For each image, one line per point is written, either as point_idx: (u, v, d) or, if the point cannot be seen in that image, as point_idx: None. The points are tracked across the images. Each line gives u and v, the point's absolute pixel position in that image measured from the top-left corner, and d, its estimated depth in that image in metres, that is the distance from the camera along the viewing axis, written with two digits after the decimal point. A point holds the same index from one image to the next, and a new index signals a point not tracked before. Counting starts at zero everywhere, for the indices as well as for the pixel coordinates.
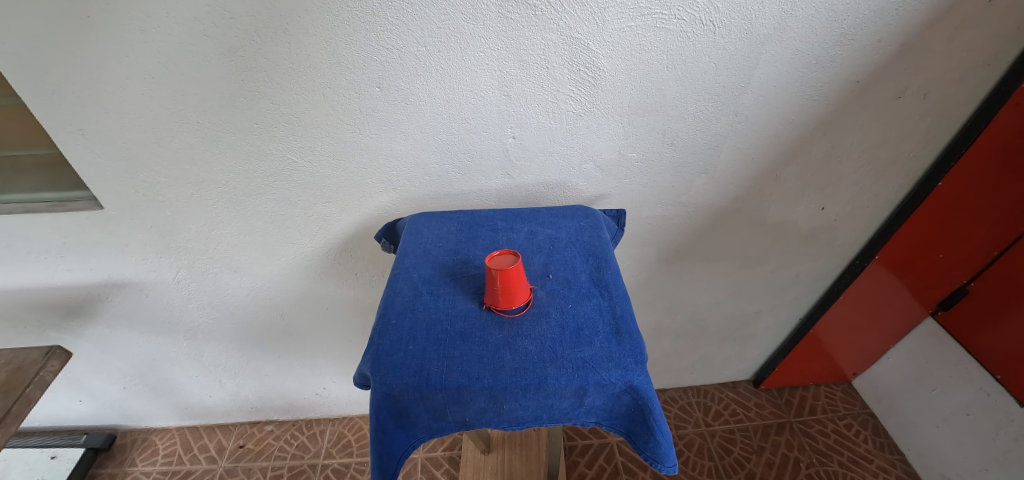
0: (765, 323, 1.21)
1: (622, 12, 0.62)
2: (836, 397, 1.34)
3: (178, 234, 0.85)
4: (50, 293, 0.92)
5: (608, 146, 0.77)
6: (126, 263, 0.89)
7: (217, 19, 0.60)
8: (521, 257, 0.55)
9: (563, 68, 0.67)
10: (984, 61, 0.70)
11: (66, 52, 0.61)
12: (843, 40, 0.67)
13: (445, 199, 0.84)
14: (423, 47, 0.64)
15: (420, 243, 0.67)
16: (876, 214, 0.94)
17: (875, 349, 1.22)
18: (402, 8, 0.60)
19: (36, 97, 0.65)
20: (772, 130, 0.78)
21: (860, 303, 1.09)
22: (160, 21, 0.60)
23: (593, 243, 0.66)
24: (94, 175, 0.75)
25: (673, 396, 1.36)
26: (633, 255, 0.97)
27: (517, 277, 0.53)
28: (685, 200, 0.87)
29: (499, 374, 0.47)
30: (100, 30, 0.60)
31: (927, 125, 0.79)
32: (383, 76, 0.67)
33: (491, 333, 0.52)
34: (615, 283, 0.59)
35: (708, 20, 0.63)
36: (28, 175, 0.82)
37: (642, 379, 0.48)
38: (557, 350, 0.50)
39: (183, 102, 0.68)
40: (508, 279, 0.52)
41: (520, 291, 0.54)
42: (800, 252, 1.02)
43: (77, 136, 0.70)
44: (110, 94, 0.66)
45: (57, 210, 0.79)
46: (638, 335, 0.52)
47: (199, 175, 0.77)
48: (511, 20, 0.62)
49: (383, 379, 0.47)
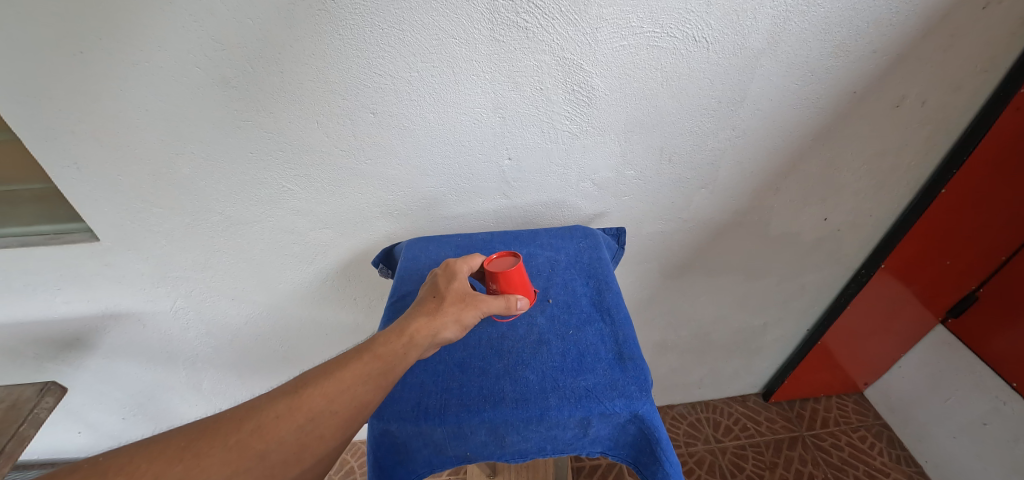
0: (772, 335, 1.18)
1: (614, 31, 0.62)
2: (849, 409, 1.30)
3: (174, 264, 0.84)
4: (46, 326, 0.90)
5: (606, 164, 0.76)
6: (122, 293, 0.88)
7: (212, 52, 0.61)
8: (521, 259, 0.56)
9: (557, 89, 0.67)
10: (981, 67, 0.70)
11: (59, 87, 0.61)
12: (837, 52, 0.67)
13: (443, 221, 0.83)
14: (415, 73, 0.64)
15: (418, 269, 0.65)
16: (880, 222, 0.93)
17: (886, 359, 1.20)
18: (393, 35, 0.60)
19: (31, 132, 0.65)
20: (770, 143, 0.77)
21: (869, 311, 1.07)
22: (153, 55, 0.60)
23: (593, 265, 0.65)
24: (92, 209, 0.74)
25: (682, 412, 1.33)
26: (634, 271, 0.96)
27: (518, 278, 0.54)
28: (686, 215, 0.86)
29: (499, 406, 0.46)
30: (94, 66, 0.60)
31: (925, 133, 0.78)
32: (377, 102, 0.66)
33: (492, 362, 0.51)
34: (617, 306, 0.58)
35: (700, 37, 0.63)
36: (24, 209, 0.82)
37: (647, 408, 0.46)
38: (558, 379, 0.49)
39: (178, 134, 0.68)
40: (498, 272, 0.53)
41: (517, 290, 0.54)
42: (805, 263, 1.00)
43: (72, 170, 0.70)
44: (105, 128, 0.66)
45: (53, 243, 0.79)
46: (642, 361, 0.51)
47: (195, 204, 0.76)
48: (503, 44, 0.62)
49: (379, 415, 0.46)
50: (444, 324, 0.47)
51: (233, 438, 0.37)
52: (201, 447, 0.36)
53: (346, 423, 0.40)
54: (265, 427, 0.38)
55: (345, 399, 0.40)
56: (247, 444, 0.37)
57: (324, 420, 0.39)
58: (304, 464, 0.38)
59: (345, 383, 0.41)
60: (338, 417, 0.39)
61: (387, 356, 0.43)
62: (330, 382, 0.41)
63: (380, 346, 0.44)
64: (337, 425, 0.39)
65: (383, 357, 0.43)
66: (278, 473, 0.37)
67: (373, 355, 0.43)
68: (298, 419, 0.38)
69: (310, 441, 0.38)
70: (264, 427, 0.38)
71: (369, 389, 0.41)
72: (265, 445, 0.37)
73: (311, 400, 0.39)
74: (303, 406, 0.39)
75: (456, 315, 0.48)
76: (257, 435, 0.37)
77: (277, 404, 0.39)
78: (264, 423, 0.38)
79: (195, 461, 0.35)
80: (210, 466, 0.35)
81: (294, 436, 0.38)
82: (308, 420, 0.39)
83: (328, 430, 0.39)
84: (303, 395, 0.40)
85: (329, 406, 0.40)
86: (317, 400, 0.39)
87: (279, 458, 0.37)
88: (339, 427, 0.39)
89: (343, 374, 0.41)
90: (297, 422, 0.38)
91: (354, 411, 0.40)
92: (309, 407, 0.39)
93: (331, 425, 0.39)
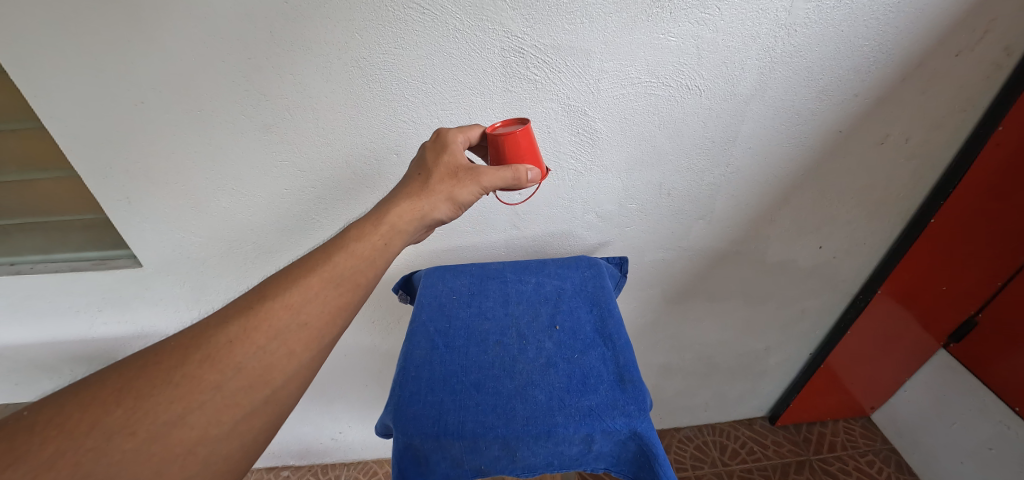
0: (776, 359, 1.21)
1: (614, 82, 0.69)
2: (856, 433, 1.30)
3: (208, 288, 0.91)
4: (85, 344, 0.97)
5: (609, 198, 0.82)
6: (158, 315, 0.94)
7: (255, 102, 0.68)
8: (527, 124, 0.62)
9: (563, 132, 0.73)
10: (959, 107, 0.75)
11: (120, 132, 0.70)
12: (821, 96, 0.73)
13: (458, 251, 0.88)
14: (435, 119, 0.71)
15: (435, 296, 0.71)
16: (874, 249, 0.97)
17: (890, 383, 1.21)
18: (416, 88, 0.68)
19: (93, 172, 0.73)
20: (763, 178, 0.82)
21: (871, 334, 1.09)
22: (204, 105, 0.68)
23: (597, 293, 0.70)
24: (137, 238, 0.82)
25: (688, 435, 1.34)
26: (637, 296, 1.00)
27: (526, 142, 0.59)
28: (686, 244, 0.91)
29: (511, 423, 0.51)
30: (150, 113, 0.68)
31: (912, 167, 0.83)
32: (400, 144, 0.74)
33: (504, 382, 0.56)
34: (618, 332, 0.63)
35: (694, 86, 0.70)
36: (76, 235, 0.90)
37: (645, 426, 0.51)
38: (565, 399, 0.54)
39: (221, 173, 0.75)
40: (505, 136, 0.58)
41: (528, 156, 0.60)
42: (803, 289, 1.04)
43: (123, 203, 0.77)
44: (156, 167, 0.74)
45: (100, 268, 0.87)
46: (641, 382, 0.55)
47: (231, 234, 0.83)
48: (514, 94, 0.69)
49: (404, 429, 0.50)
50: (434, 205, 0.54)
51: (178, 373, 0.37)
52: (141, 388, 0.36)
53: (315, 334, 0.42)
54: (216, 357, 0.38)
55: (311, 310, 0.43)
56: (196, 378, 0.37)
57: (290, 335, 0.41)
58: (273, 385, 0.40)
59: (310, 293, 0.43)
60: (308, 328, 0.42)
61: (364, 253, 0.48)
62: (294, 292, 0.43)
63: (351, 248, 0.48)
64: (304, 339, 0.42)
65: (361, 254, 0.48)
66: (243, 398, 0.38)
67: (348, 252, 0.47)
68: (258, 339, 0.40)
69: (280, 358, 0.40)
70: (215, 356, 0.38)
71: (340, 293, 0.45)
72: (219, 375, 0.38)
73: (270, 318, 0.41)
74: (262, 326, 0.41)
75: (448, 191, 0.55)
76: (208, 366, 0.38)
77: (229, 328, 0.40)
78: (213, 353, 0.38)
79: (139, 403, 0.35)
80: (158, 404, 0.35)
81: (256, 357, 0.39)
82: (267, 341, 0.40)
83: (298, 346, 0.41)
84: (259, 315, 0.41)
85: (295, 319, 0.42)
86: (279, 313, 0.42)
87: (240, 384, 0.38)
88: (308, 340, 0.42)
89: (308, 284, 0.44)
90: (258, 344, 0.40)
91: (329, 316, 0.44)
92: (269, 325, 0.41)
93: (299, 339, 0.41)
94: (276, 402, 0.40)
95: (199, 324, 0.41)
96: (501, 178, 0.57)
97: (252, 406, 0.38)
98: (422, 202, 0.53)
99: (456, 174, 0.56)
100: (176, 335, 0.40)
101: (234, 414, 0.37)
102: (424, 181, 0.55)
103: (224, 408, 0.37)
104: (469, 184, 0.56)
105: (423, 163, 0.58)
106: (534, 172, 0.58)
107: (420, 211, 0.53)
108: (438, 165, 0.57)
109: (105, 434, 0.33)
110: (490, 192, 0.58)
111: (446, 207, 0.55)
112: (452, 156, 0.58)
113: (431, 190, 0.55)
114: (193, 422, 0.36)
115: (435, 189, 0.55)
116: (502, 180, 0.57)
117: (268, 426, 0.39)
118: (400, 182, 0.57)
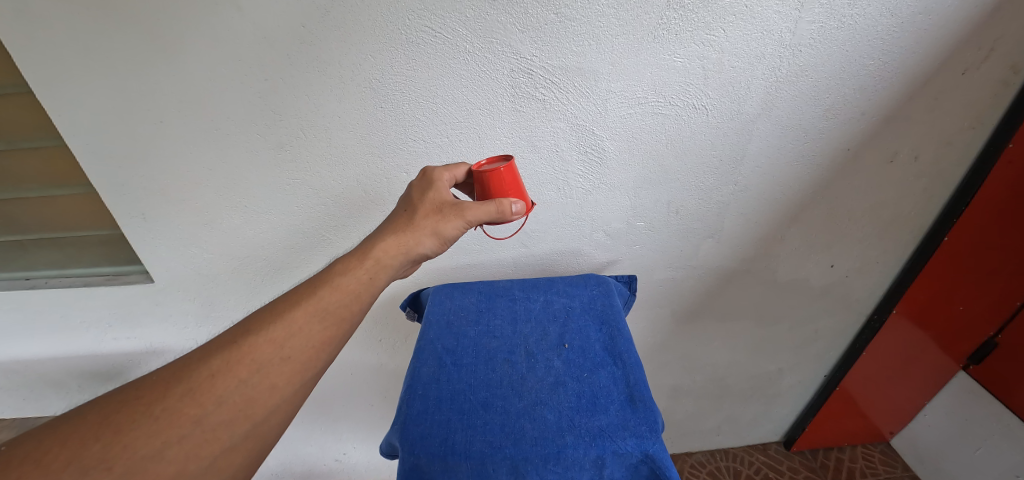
0: (789, 380, 1.18)
1: (622, 102, 0.70)
2: (875, 459, 1.25)
3: (217, 304, 0.91)
4: (94, 360, 0.97)
5: (617, 217, 0.82)
6: (167, 331, 0.95)
7: (271, 122, 0.70)
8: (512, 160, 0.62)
9: (571, 151, 0.74)
10: (968, 125, 0.75)
11: (140, 150, 0.71)
12: (827, 114, 0.73)
13: (466, 268, 0.88)
14: (445, 138, 0.72)
15: (443, 314, 0.70)
16: (888, 268, 0.95)
17: (909, 407, 1.17)
18: (427, 108, 0.69)
19: (111, 189, 0.75)
20: (772, 196, 0.82)
21: (886, 357, 1.06)
22: (221, 124, 0.70)
23: (606, 311, 0.70)
24: (150, 253, 0.83)
25: (701, 460, 1.30)
26: (647, 315, 0.99)
27: (512, 180, 0.60)
28: (695, 263, 0.91)
29: (520, 443, 0.50)
30: (170, 132, 0.70)
31: (922, 185, 0.82)
32: (410, 163, 0.75)
33: (512, 402, 0.55)
34: (628, 351, 0.62)
35: (700, 105, 0.71)
36: (90, 251, 0.91)
37: (657, 447, 0.49)
38: (574, 418, 0.53)
39: (234, 190, 0.77)
40: (490, 172, 0.59)
41: (512, 190, 0.60)
42: (815, 308, 1.02)
43: (139, 220, 0.79)
44: (171, 184, 0.75)
45: (113, 284, 0.88)
46: (652, 402, 0.54)
47: (243, 251, 0.84)
48: (523, 114, 0.70)
49: (410, 449, 0.49)
50: (420, 239, 0.54)
51: (159, 407, 0.37)
52: (121, 421, 0.36)
53: (299, 369, 0.42)
54: (198, 391, 0.38)
55: (295, 344, 0.43)
56: (177, 412, 0.37)
57: (273, 369, 0.41)
58: (254, 420, 0.39)
59: (293, 328, 0.43)
60: (291, 363, 0.42)
61: (350, 287, 0.48)
62: (278, 328, 0.43)
63: (337, 282, 0.48)
64: (287, 373, 0.41)
65: (345, 288, 0.48)
66: (223, 433, 0.38)
67: (333, 286, 0.47)
68: (240, 373, 0.40)
69: (261, 392, 0.40)
70: (198, 390, 0.38)
71: (325, 327, 0.45)
72: (200, 409, 0.38)
73: (255, 351, 0.41)
74: (244, 360, 0.41)
75: (433, 226, 0.55)
76: (189, 400, 0.38)
77: (211, 362, 0.40)
78: (196, 386, 0.38)
79: (118, 437, 0.35)
80: (134, 439, 0.35)
81: (237, 392, 0.39)
82: (249, 374, 0.40)
83: (280, 380, 0.41)
84: (242, 350, 0.41)
85: (278, 353, 0.42)
86: (263, 348, 0.42)
87: (221, 418, 0.38)
88: (291, 374, 0.42)
89: (292, 318, 0.44)
90: (239, 378, 0.40)
91: (312, 351, 0.43)
92: (252, 359, 0.41)
93: (282, 374, 0.41)
94: (256, 438, 0.40)
95: (181, 359, 0.41)
96: (486, 212, 0.57)
97: (232, 442, 0.38)
98: (407, 237, 0.53)
99: (441, 210, 0.57)
100: (161, 369, 0.40)
101: (212, 450, 0.37)
102: (410, 217, 0.56)
103: (203, 443, 0.37)
104: (454, 218, 0.56)
105: (410, 199, 0.59)
106: (519, 205, 0.58)
107: (405, 245, 0.53)
108: (425, 200, 0.58)
109: (80, 469, 0.33)
110: (476, 226, 0.59)
111: (430, 242, 0.55)
112: (438, 193, 0.58)
113: (417, 226, 0.55)
114: (172, 456, 0.35)
115: (420, 225, 0.55)
116: (486, 214, 0.57)
117: (250, 461, 0.39)
118: (387, 218, 0.58)
